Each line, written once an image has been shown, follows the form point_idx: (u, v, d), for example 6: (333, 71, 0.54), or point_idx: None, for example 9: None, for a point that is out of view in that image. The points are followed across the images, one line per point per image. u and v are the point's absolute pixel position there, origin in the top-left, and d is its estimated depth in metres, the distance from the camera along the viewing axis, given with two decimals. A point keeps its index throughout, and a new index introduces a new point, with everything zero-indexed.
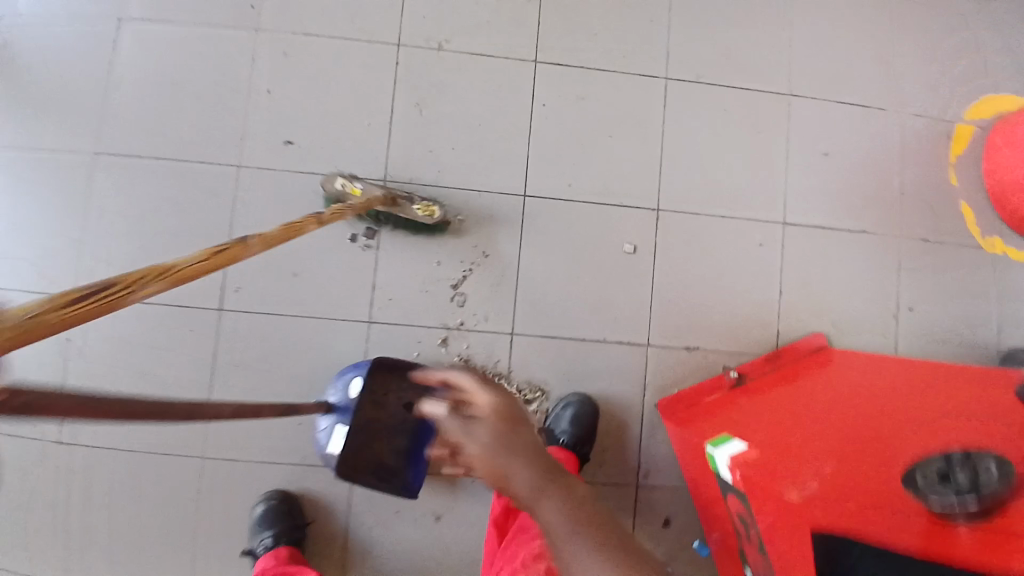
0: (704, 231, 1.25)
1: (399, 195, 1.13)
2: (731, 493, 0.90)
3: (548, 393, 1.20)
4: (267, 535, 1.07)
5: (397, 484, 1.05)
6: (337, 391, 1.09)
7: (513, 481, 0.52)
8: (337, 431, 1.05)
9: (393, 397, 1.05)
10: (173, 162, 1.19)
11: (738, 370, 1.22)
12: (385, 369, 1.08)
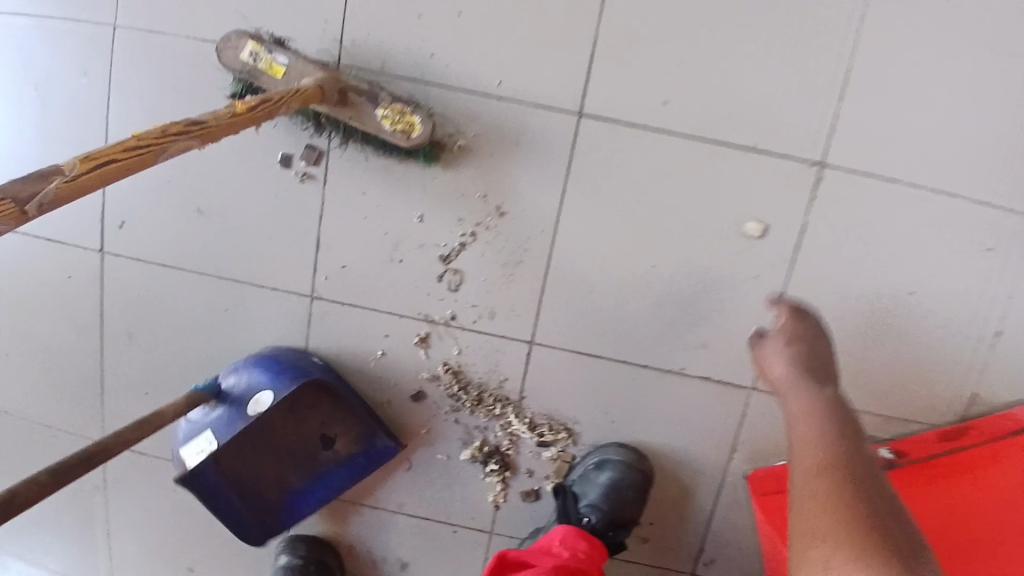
0: (895, 212, 0.69)
1: (356, 86, 0.65)
2: None
3: (576, 435, 0.77)
4: None
5: (250, 508, 0.76)
6: (239, 381, 0.71)
7: (801, 399, 0.51)
8: (204, 439, 0.70)
9: (310, 418, 0.76)
10: (20, 8, 0.73)
11: (893, 448, 0.74)
12: (323, 389, 0.73)
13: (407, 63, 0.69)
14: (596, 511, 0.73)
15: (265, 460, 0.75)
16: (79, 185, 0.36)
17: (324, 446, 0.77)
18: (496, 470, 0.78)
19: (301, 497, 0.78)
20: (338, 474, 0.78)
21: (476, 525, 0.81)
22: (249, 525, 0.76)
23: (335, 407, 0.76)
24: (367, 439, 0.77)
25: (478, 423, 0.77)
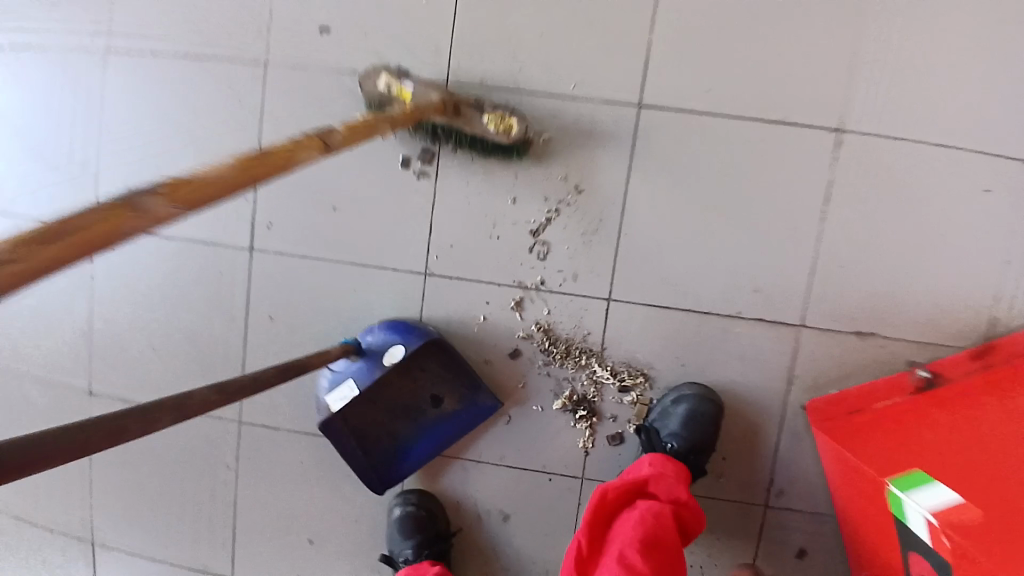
0: (903, 169, 0.85)
1: (465, 100, 0.83)
2: (913, 550, 0.69)
3: (652, 379, 0.89)
4: (409, 546, 0.90)
5: (369, 458, 0.88)
6: (375, 340, 0.87)
7: None
8: (346, 387, 0.87)
9: (422, 380, 0.89)
10: (189, 60, 0.94)
11: (929, 369, 0.87)
12: (437, 352, 0.88)
13: (501, 79, 0.88)
14: (676, 438, 0.85)
15: (380, 414, 0.89)
16: (352, 136, 0.65)
17: (432, 405, 0.90)
18: (585, 415, 0.90)
19: (409, 452, 0.90)
20: (443, 427, 0.90)
21: (568, 471, 0.92)
22: (373, 473, 0.89)
23: (444, 371, 0.89)
24: (471, 398, 0.89)
25: (566, 374, 0.90)
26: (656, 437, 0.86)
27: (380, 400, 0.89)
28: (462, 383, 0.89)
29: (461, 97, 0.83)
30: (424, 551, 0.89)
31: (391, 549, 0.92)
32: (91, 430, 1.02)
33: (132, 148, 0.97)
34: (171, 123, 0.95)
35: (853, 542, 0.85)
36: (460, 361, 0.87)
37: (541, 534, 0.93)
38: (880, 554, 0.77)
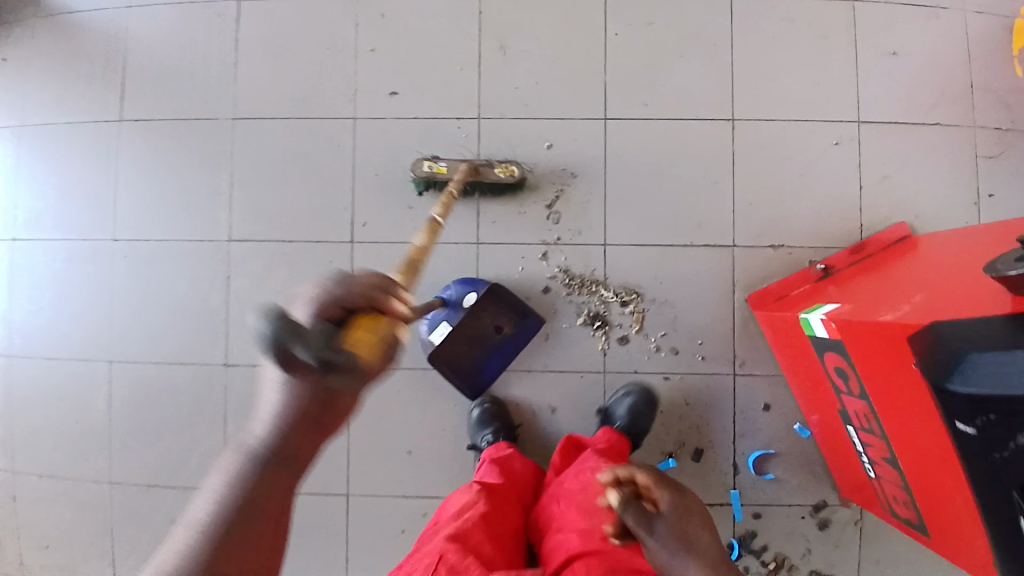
0: (780, 137, 1.29)
1: (480, 163, 1.25)
2: (827, 352, 1.05)
3: (643, 295, 1.30)
4: (488, 432, 1.25)
5: (460, 377, 1.25)
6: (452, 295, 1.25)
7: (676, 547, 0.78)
8: (440, 328, 1.24)
9: (486, 316, 1.25)
10: (293, 120, 1.35)
11: (823, 262, 1.27)
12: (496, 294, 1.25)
13: (512, 110, 1.32)
14: (624, 419, 1.23)
15: (463, 346, 1.25)
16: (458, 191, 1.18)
17: (496, 333, 1.27)
18: (600, 326, 1.29)
19: (486, 368, 1.27)
20: (507, 347, 1.27)
21: (593, 368, 1.30)
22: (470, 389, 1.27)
23: (500, 306, 1.26)
24: (523, 322, 1.27)
25: (584, 299, 1.30)
26: (611, 417, 1.25)
27: (462, 336, 1.25)
28: (516, 312, 1.26)
29: (479, 163, 1.25)
30: (499, 433, 1.25)
31: (474, 439, 1.27)
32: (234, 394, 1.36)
33: (253, 183, 1.36)
34: (280, 162, 1.35)
35: (803, 381, 1.21)
36: (510, 296, 1.24)
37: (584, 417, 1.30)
38: (813, 374, 1.15)
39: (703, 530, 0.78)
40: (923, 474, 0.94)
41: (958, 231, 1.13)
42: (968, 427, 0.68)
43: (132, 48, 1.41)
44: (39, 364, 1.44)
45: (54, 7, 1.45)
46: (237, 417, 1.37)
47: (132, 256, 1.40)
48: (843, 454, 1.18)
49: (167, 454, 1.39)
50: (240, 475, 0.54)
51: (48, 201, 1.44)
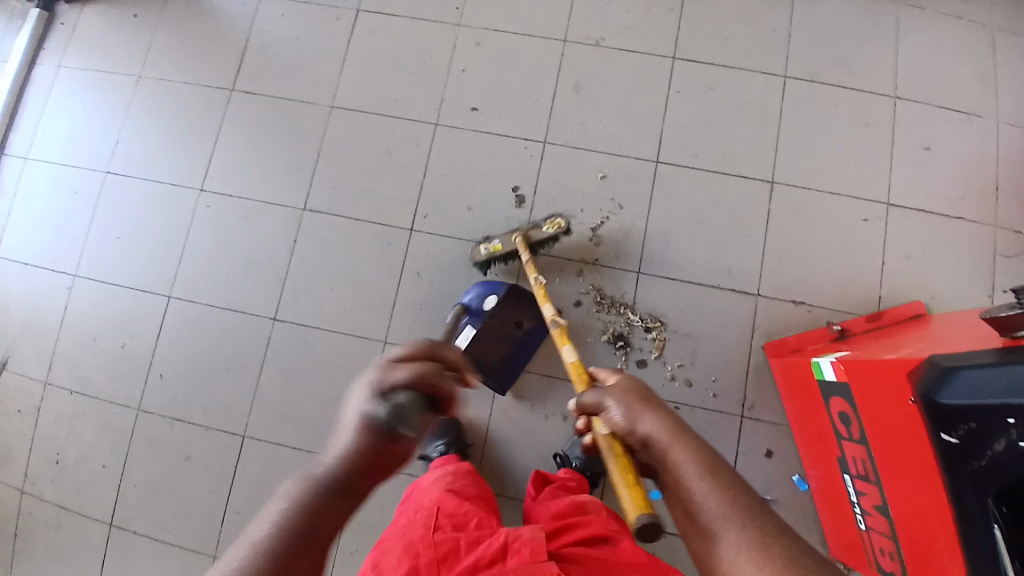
0: (813, 206, 1.41)
1: (527, 229, 1.34)
2: (833, 397, 1.12)
3: (666, 325, 1.38)
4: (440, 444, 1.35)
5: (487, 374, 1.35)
6: (473, 300, 1.34)
7: (654, 426, 0.69)
8: (466, 331, 1.32)
9: (508, 315, 1.34)
10: (381, 116, 1.52)
11: (840, 324, 1.35)
12: (517, 294, 1.34)
13: (575, 141, 1.47)
14: (580, 459, 1.31)
15: (489, 346, 1.34)
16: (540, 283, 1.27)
17: (519, 327, 1.35)
18: (621, 346, 1.37)
19: (513, 361, 1.36)
20: (530, 339, 1.37)
21: None
22: (504, 379, 1.37)
23: (522, 303, 1.35)
24: (544, 318, 1.36)
25: (610, 319, 1.39)
26: (567, 459, 1.32)
27: (487, 337, 1.33)
28: (537, 307, 1.36)
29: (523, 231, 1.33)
30: (450, 445, 1.34)
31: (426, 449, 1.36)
32: (275, 348, 1.47)
33: (335, 164, 1.52)
34: (362, 150, 1.52)
35: (806, 430, 1.26)
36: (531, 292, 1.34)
37: None
38: (817, 421, 1.21)
39: (662, 407, 0.71)
40: (905, 518, 0.97)
41: (968, 313, 1.21)
42: (952, 436, 0.80)
43: (255, 31, 1.61)
44: (103, 288, 1.57)
45: None
46: (272, 369, 1.47)
47: (214, 207, 1.55)
48: (838, 507, 1.22)
49: (200, 392, 1.48)
50: (308, 499, 0.56)
51: (150, 147, 1.61)
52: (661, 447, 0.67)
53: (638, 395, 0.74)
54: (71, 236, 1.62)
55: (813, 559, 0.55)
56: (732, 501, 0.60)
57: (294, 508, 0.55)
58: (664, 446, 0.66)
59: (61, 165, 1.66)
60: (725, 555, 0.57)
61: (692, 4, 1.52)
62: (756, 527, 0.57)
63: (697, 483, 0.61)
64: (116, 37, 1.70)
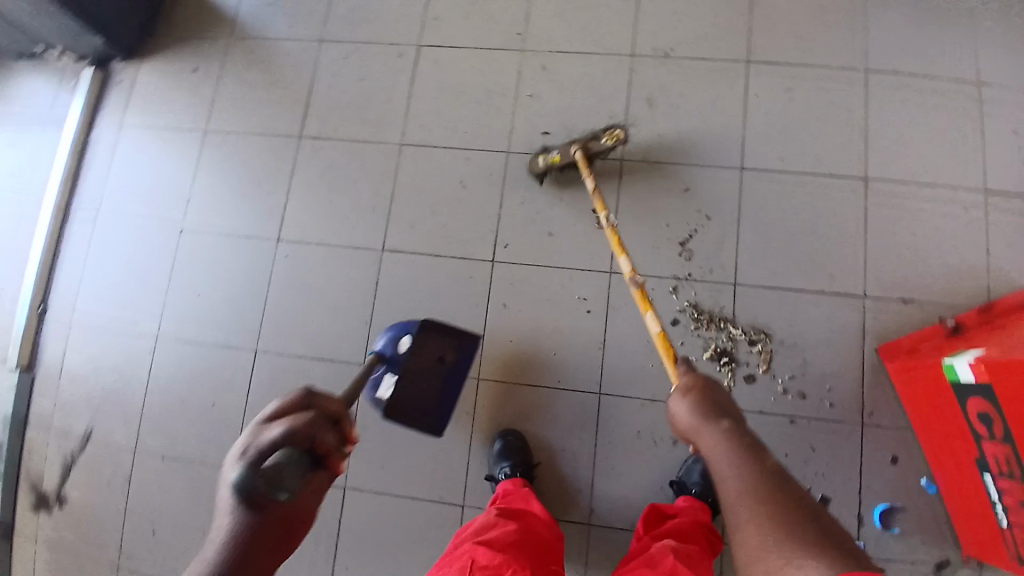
0: (909, 201, 1.37)
1: (587, 138, 1.33)
2: (970, 397, 1.06)
3: (771, 336, 1.34)
4: (506, 464, 1.30)
5: (422, 419, 1.27)
6: (387, 348, 1.28)
7: (688, 413, 0.83)
8: (388, 381, 1.25)
9: (427, 351, 1.27)
10: (452, 149, 1.51)
11: (953, 318, 1.30)
12: (432, 329, 1.28)
13: (653, 156, 1.44)
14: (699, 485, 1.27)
15: (418, 388, 1.26)
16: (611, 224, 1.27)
17: (441, 362, 1.28)
18: (726, 362, 1.33)
19: (445, 399, 1.29)
20: (458, 371, 1.30)
21: None
22: (442, 422, 1.28)
23: (438, 336, 1.28)
24: (466, 348, 1.30)
25: (711, 335, 1.35)
26: (685, 485, 1.28)
27: (411, 380, 1.26)
28: (456, 337, 1.29)
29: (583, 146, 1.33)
30: (518, 467, 1.30)
31: (493, 470, 1.32)
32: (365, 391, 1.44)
33: (409, 201, 1.50)
34: (436, 186, 1.50)
35: (931, 430, 1.21)
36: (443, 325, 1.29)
37: None
38: (946, 420, 1.15)
39: (726, 416, 0.81)
40: None
41: None
42: None
43: (317, 78, 1.62)
44: (185, 346, 1.56)
45: (248, 33, 1.70)
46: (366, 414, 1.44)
47: (293, 256, 1.54)
48: (973, 507, 1.15)
49: None
50: None
51: (220, 201, 1.62)
52: (697, 431, 0.81)
53: (688, 386, 0.88)
54: (148, 297, 1.61)
55: (796, 510, 0.65)
56: (743, 465, 0.71)
57: None
58: (698, 430, 0.80)
59: (132, 227, 1.66)
60: (732, 502, 0.69)
61: (760, 6, 1.49)
62: (775, 510, 0.65)
63: (718, 454, 0.75)
64: (174, 95, 1.71)
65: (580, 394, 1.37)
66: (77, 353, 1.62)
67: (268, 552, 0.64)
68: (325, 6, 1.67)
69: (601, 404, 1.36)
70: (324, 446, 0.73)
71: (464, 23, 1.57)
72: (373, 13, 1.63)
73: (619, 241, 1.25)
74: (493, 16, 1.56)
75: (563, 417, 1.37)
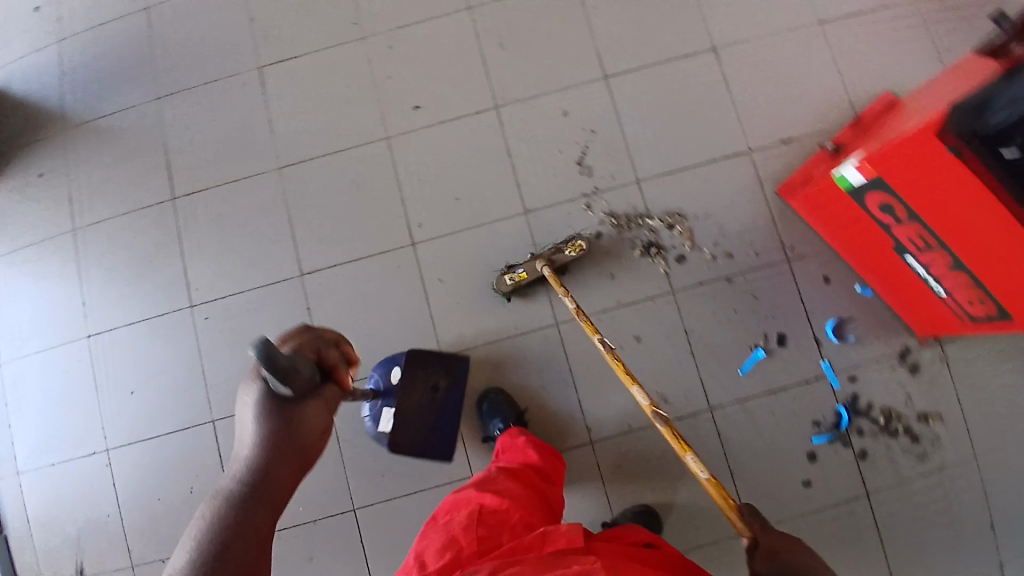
0: (759, 53, 1.48)
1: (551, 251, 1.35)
2: (869, 195, 1.15)
3: (685, 215, 1.42)
4: (498, 422, 1.34)
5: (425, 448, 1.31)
6: (381, 382, 1.34)
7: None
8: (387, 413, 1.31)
9: (418, 382, 1.32)
10: (332, 154, 1.49)
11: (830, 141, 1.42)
12: (420, 361, 1.33)
13: (524, 93, 1.48)
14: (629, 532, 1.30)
15: (416, 420, 1.31)
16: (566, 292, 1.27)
17: (435, 391, 1.33)
18: (656, 252, 1.40)
19: (441, 429, 1.32)
20: (453, 398, 1.33)
21: (662, 291, 1.39)
22: (443, 447, 1.32)
23: (428, 366, 1.33)
24: (455, 371, 1.34)
25: (634, 234, 1.41)
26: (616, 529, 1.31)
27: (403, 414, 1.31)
28: (446, 365, 1.34)
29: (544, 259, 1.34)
30: (509, 419, 1.33)
31: (487, 431, 1.35)
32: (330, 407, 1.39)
33: (310, 218, 1.48)
34: (331, 193, 1.48)
35: (849, 241, 1.31)
36: (433, 355, 1.33)
37: (671, 335, 1.38)
38: (858, 226, 1.25)
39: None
40: (989, 263, 1.03)
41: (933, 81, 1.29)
42: (1013, 152, 0.88)
43: (172, 135, 1.57)
44: (138, 446, 1.49)
45: (83, 116, 1.61)
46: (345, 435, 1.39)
47: (214, 314, 1.49)
48: (910, 290, 1.27)
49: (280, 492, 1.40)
50: (225, 510, 0.64)
51: (117, 291, 1.54)
52: None
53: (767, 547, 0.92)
54: (79, 413, 1.52)
55: None
56: None
57: (214, 523, 0.63)
58: None
59: (38, 353, 1.56)
60: None
61: None
62: None
63: None
64: (29, 206, 1.60)
65: (540, 333, 1.41)
66: (27, 499, 1.52)
67: (292, 464, 0.69)
68: (152, 63, 1.61)
69: (562, 335, 1.41)
70: (329, 360, 0.80)
71: (298, 32, 1.56)
72: (204, 52, 1.59)
73: (624, 366, 1.16)
74: (324, 15, 1.55)
75: (533, 360, 1.41)
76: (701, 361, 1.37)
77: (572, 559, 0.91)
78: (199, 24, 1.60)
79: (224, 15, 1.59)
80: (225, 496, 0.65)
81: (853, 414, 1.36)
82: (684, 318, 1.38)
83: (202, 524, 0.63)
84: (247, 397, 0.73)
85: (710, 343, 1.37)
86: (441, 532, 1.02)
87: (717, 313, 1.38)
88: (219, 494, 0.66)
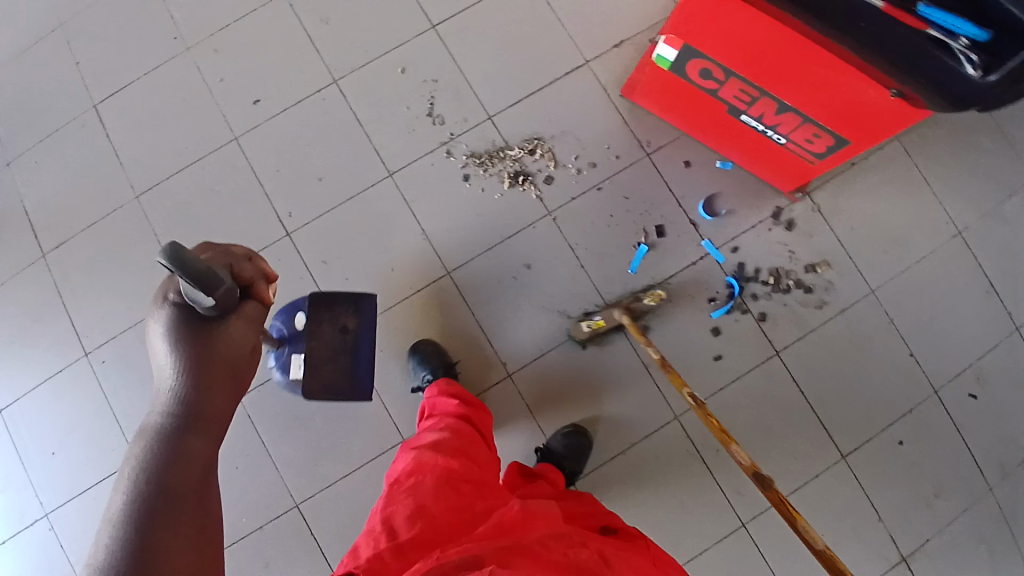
0: None
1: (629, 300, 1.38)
2: (687, 66, 1.16)
3: (543, 137, 1.44)
4: (425, 372, 1.34)
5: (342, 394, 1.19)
6: (286, 328, 1.19)
7: None
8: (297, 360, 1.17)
9: (325, 325, 1.20)
10: (187, 170, 1.48)
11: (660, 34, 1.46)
12: (323, 304, 1.20)
13: (359, 61, 1.48)
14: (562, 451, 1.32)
15: (327, 369, 1.18)
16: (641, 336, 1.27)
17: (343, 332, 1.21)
18: (523, 180, 1.43)
19: (359, 369, 1.21)
20: (366, 335, 1.22)
21: (540, 215, 1.42)
22: (361, 386, 1.21)
23: (331, 307, 1.21)
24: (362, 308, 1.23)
25: (499, 167, 1.44)
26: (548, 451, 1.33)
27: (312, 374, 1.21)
28: (350, 302, 1.22)
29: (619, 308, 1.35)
30: (438, 368, 1.33)
31: (416, 382, 1.35)
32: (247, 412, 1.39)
33: (181, 237, 1.46)
34: (196, 208, 1.46)
35: (696, 120, 1.35)
36: (337, 295, 1.21)
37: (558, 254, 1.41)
38: (695, 103, 1.28)
39: None
40: (803, 98, 1.06)
41: None
42: None
43: (22, 194, 1.52)
44: (69, 506, 1.46)
45: None
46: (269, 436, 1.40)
47: (112, 356, 1.47)
48: (760, 149, 1.32)
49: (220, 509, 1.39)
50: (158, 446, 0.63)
51: (8, 360, 1.50)
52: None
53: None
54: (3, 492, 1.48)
55: None
56: None
57: (147, 459, 0.62)
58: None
59: None
60: None
61: None
62: None
63: None
64: None
65: (435, 286, 1.42)
66: None
67: (228, 390, 0.70)
68: None
69: (456, 283, 1.42)
70: (245, 276, 0.76)
71: (121, 59, 1.52)
72: (32, 104, 1.54)
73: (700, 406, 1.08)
74: (143, 35, 1.52)
75: (435, 313, 1.42)
76: (592, 271, 1.41)
77: (567, 538, 0.87)
78: (18, 76, 1.55)
79: (42, 61, 1.54)
80: (154, 432, 0.64)
81: (743, 282, 1.42)
82: (566, 235, 1.42)
83: (135, 462, 0.61)
84: (158, 326, 0.71)
85: (597, 253, 1.41)
86: (410, 499, 0.94)
87: (595, 222, 1.42)
88: (146, 431, 0.64)
